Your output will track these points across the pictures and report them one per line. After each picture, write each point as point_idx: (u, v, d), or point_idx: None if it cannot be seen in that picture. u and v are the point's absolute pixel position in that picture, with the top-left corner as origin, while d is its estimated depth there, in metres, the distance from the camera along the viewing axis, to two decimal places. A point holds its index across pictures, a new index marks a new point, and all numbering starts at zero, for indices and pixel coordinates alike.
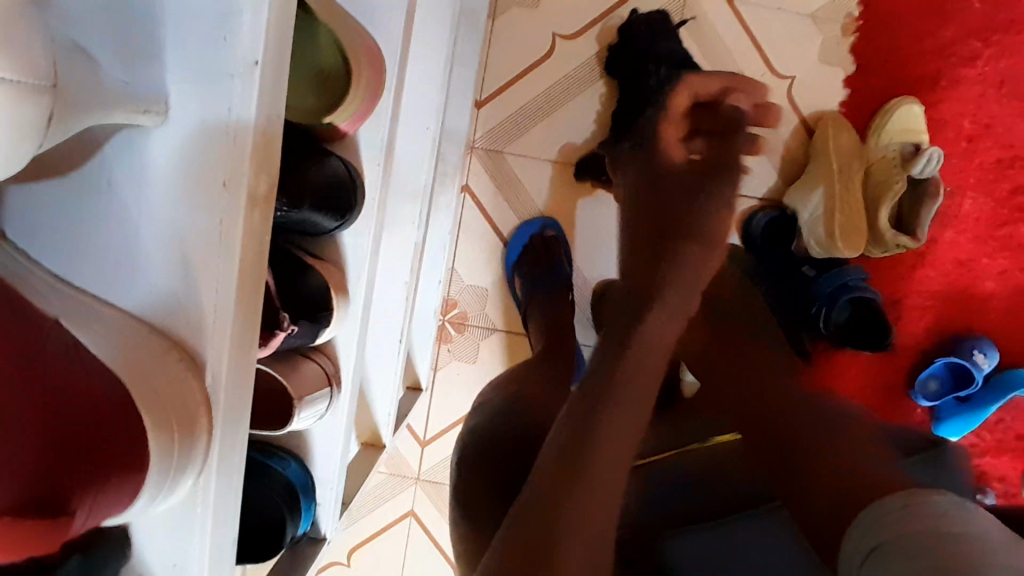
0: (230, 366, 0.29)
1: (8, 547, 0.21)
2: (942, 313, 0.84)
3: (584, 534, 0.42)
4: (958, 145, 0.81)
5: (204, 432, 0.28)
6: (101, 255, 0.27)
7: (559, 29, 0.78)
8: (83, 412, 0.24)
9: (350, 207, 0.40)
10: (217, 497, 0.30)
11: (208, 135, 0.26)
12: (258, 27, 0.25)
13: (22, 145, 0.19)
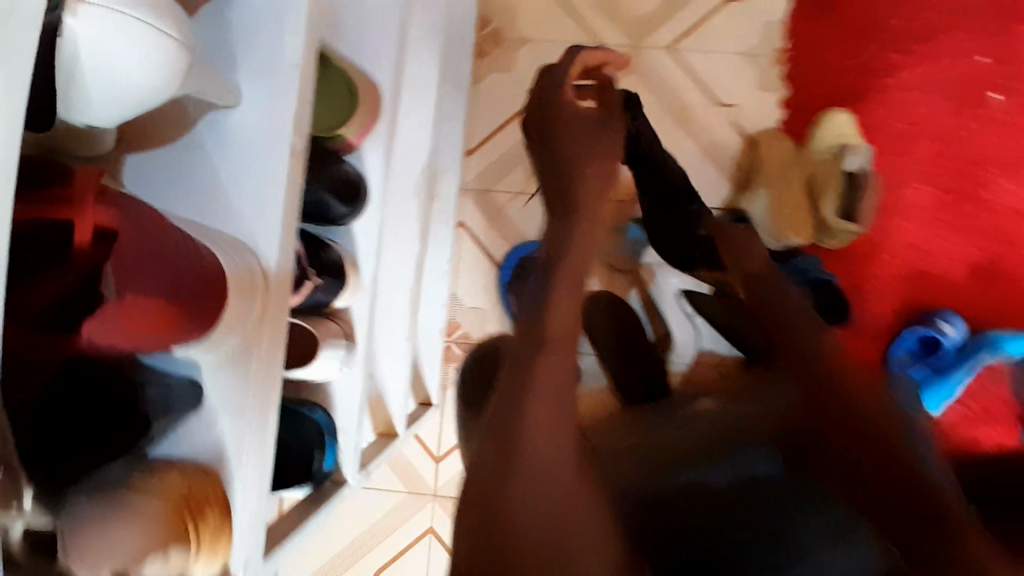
0: (277, 264, 0.39)
1: (132, 328, 0.32)
2: (903, 292, 0.94)
3: (541, 480, 0.37)
4: (891, 145, 0.93)
5: (259, 306, 0.38)
6: (190, 192, 0.39)
7: (531, 86, 0.94)
8: (182, 266, 0.34)
9: (358, 196, 0.52)
10: (266, 358, 0.39)
11: (262, 109, 0.38)
12: (298, 42, 0.38)
13: (165, 85, 0.31)
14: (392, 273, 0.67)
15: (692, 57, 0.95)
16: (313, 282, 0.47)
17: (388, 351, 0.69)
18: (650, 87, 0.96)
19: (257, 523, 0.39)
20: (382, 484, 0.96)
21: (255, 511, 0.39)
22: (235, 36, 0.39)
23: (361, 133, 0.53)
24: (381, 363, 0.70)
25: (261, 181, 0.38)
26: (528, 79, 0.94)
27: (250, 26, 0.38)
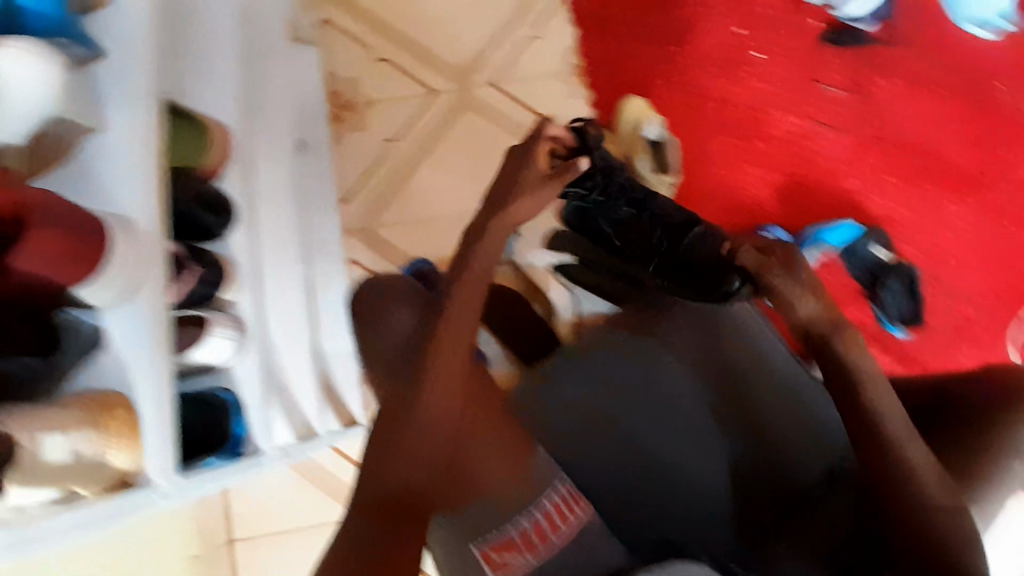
0: (154, 233, 0.51)
1: (45, 263, 0.43)
2: (729, 221, 1.16)
3: (403, 446, 0.62)
4: (685, 113, 1.17)
5: (139, 261, 0.49)
6: (82, 195, 0.52)
7: (386, 136, 1.13)
8: (78, 216, 0.45)
9: (224, 206, 0.64)
10: (153, 303, 0.50)
11: (125, 126, 0.52)
12: (145, 77, 0.54)
13: (44, 100, 0.47)
14: (281, 290, 0.78)
15: (509, 84, 1.15)
16: (196, 269, 0.58)
17: (292, 357, 0.78)
18: (484, 115, 1.14)
19: (165, 430, 0.49)
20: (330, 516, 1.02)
21: (162, 418, 0.49)
22: (99, 80, 0.53)
23: (218, 162, 0.66)
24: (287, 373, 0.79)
25: (130, 175, 0.52)
26: (381, 129, 1.13)
27: (110, 72, 0.54)
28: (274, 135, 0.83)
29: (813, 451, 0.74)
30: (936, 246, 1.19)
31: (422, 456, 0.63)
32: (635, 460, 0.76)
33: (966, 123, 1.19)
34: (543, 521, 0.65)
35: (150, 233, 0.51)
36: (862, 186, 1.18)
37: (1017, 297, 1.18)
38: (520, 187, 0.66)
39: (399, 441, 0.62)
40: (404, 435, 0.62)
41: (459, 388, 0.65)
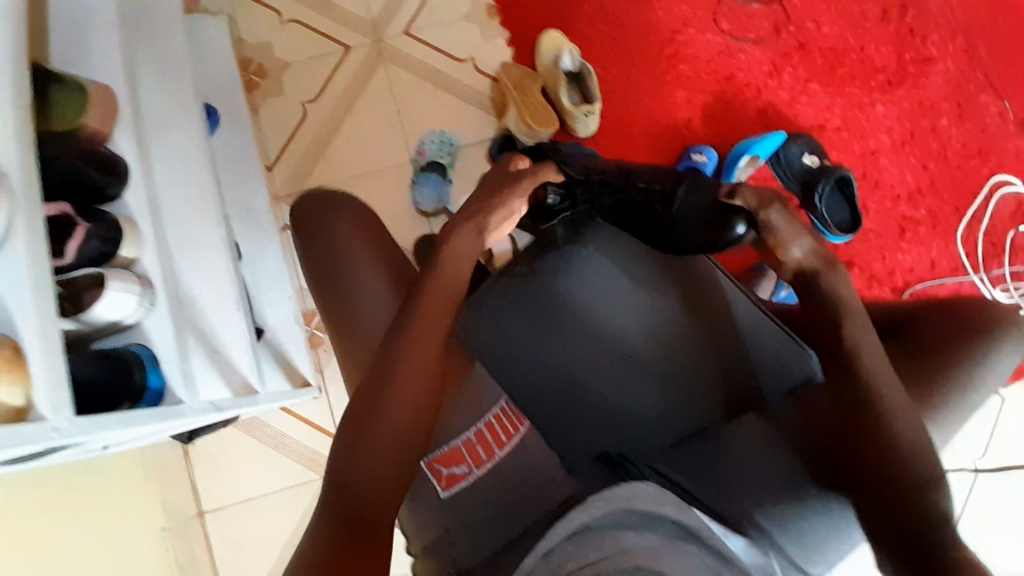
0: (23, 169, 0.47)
1: None
2: (659, 143, 1.14)
3: (374, 446, 0.56)
4: (605, 41, 1.16)
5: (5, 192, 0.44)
6: None
7: (304, 98, 1.13)
8: None
9: (117, 165, 0.64)
10: (27, 243, 0.45)
11: None
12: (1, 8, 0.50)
13: None
14: (202, 251, 0.78)
15: (425, 32, 1.15)
16: (85, 226, 0.58)
17: (220, 317, 0.78)
18: (400, 67, 1.14)
19: (57, 373, 0.44)
20: (296, 478, 1.05)
21: (50, 360, 0.44)
22: None
23: (105, 121, 0.65)
24: (220, 332, 0.77)
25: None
26: (300, 92, 1.13)
27: None
28: (177, 99, 0.82)
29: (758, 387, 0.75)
30: (864, 148, 1.21)
31: (391, 456, 0.57)
32: (584, 404, 0.76)
33: (880, 21, 1.23)
34: (486, 431, 0.68)
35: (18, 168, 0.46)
36: (787, 96, 1.19)
37: (944, 190, 1.21)
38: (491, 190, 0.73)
39: (369, 440, 0.57)
40: (375, 431, 0.57)
41: (429, 379, 0.61)
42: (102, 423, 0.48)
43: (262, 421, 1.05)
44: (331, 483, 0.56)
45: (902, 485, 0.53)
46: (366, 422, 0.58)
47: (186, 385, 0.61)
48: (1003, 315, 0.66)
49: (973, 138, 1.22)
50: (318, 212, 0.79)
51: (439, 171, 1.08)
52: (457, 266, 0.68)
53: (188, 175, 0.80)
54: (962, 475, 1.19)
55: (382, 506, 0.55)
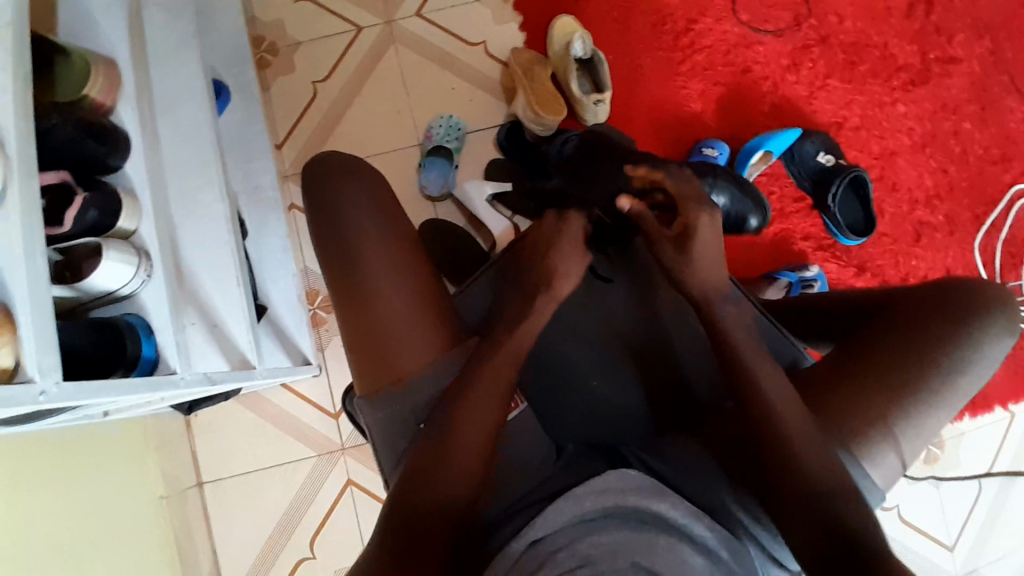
0: (19, 138, 0.48)
1: None
2: (668, 138, 1.14)
3: (451, 474, 0.60)
4: (618, 31, 1.15)
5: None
6: None
7: (315, 79, 1.13)
8: None
9: (119, 137, 0.65)
10: (21, 210, 0.46)
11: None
12: None
13: None
14: (203, 225, 0.78)
15: (437, 15, 1.14)
16: (82, 196, 0.60)
17: (218, 291, 0.78)
18: (411, 49, 1.13)
19: (44, 338, 0.46)
20: (293, 456, 1.06)
21: (37, 322, 0.46)
22: None
23: (109, 92, 0.66)
24: (218, 306, 0.77)
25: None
26: (310, 71, 1.13)
27: None
28: (183, 70, 0.82)
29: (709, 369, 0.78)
30: (881, 149, 1.18)
31: (452, 490, 0.60)
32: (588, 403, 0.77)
33: (905, 17, 1.19)
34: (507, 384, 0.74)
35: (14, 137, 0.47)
36: (804, 92, 1.17)
37: (965, 194, 1.17)
38: (546, 248, 0.76)
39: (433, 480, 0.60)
40: (442, 477, 0.60)
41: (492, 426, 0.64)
42: (89, 390, 0.49)
43: (262, 397, 1.07)
44: (400, 499, 0.60)
45: (817, 496, 0.58)
46: (434, 469, 0.60)
47: (179, 355, 0.64)
48: (996, 300, 0.68)
49: (997, 142, 1.18)
50: (327, 185, 0.72)
51: (445, 155, 1.07)
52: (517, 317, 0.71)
53: (191, 147, 0.79)
54: (963, 488, 1.16)
55: (453, 505, 0.59)
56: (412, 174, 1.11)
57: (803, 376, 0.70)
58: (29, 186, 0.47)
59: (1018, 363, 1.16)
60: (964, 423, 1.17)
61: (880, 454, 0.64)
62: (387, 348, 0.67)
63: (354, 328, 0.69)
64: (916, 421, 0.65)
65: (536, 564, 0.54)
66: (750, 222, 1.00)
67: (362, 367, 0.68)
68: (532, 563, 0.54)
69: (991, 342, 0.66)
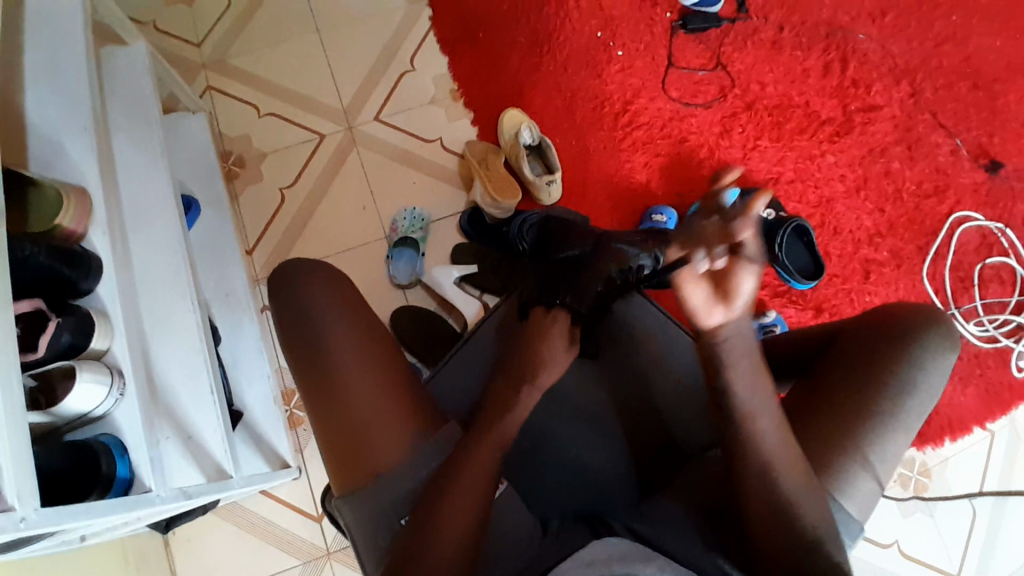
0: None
1: None
2: (619, 207, 1.21)
3: (438, 558, 0.61)
4: (563, 115, 1.25)
5: None
6: None
7: (282, 185, 1.19)
8: None
9: (90, 261, 0.68)
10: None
11: None
12: None
13: None
14: (175, 337, 0.79)
15: (394, 116, 1.23)
16: (55, 321, 0.61)
17: (192, 401, 0.78)
18: (371, 150, 1.21)
19: (20, 465, 0.47)
20: (277, 564, 1.02)
21: (14, 447, 0.46)
22: None
23: (81, 219, 0.69)
24: (192, 415, 0.77)
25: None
26: (276, 179, 1.19)
27: None
28: (155, 189, 0.86)
29: (689, 426, 0.80)
30: (819, 196, 1.27)
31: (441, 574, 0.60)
32: (569, 471, 0.78)
33: (822, 77, 1.32)
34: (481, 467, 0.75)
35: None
36: (738, 153, 1.27)
37: (905, 229, 1.25)
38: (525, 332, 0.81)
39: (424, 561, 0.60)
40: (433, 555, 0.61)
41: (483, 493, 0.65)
42: (67, 514, 0.49)
43: (242, 506, 1.04)
44: None
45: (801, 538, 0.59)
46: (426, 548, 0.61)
47: (153, 471, 0.63)
48: (929, 317, 0.73)
49: (927, 178, 1.28)
50: (287, 288, 0.75)
51: (411, 246, 1.12)
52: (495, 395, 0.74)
53: (162, 261, 0.82)
54: (957, 512, 1.16)
55: None
56: (379, 265, 1.15)
57: None
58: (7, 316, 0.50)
59: (986, 383, 1.19)
60: (947, 449, 1.18)
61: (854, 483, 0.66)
62: (362, 440, 0.68)
63: (329, 424, 0.69)
64: (878, 448, 0.67)
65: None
66: None
67: (339, 462, 0.69)
68: None
69: (932, 360, 0.70)
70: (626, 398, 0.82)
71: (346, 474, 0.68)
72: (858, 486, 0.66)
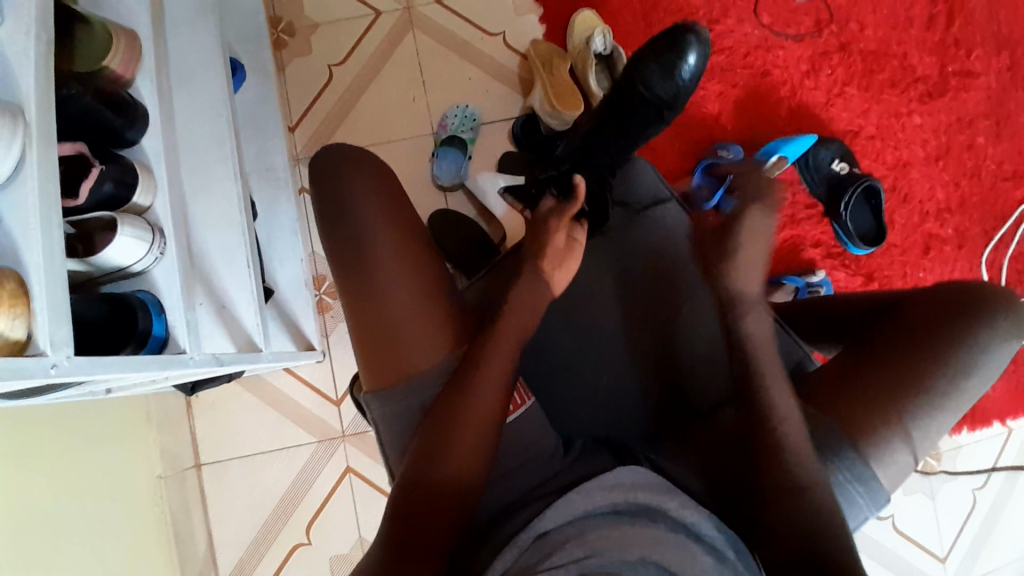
0: (39, 109, 0.48)
1: None
2: (680, 139, 1.14)
3: (457, 452, 0.62)
4: (639, 26, 1.14)
5: (19, 132, 0.45)
6: None
7: (331, 61, 1.11)
8: None
9: (136, 112, 0.64)
10: (41, 182, 0.46)
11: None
12: None
13: None
14: (218, 206, 0.77)
15: (457, 2, 1.13)
16: (98, 168, 0.59)
17: (228, 272, 0.77)
18: (428, 36, 1.12)
19: (58, 312, 0.46)
20: (294, 440, 1.06)
21: (50, 293, 0.45)
22: None
23: (128, 65, 0.65)
24: (226, 285, 0.77)
25: (17, 42, 0.48)
26: (327, 54, 1.12)
27: None
28: (202, 45, 0.81)
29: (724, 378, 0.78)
30: (897, 158, 1.18)
31: (462, 469, 0.61)
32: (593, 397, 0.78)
33: (926, 28, 1.18)
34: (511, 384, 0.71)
35: (34, 106, 0.47)
36: (822, 98, 1.17)
37: (976, 209, 1.17)
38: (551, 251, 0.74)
39: (437, 464, 0.61)
40: (440, 466, 0.61)
41: (495, 417, 0.64)
42: (100, 365, 0.49)
43: (263, 382, 1.07)
44: (410, 477, 0.61)
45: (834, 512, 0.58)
46: (437, 457, 0.61)
47: (188, 335, 0.64)
48: (999, 298, 0.69)
49: (1009, 159, 1.18)
50: (327, 170, 0.71)
51: (458, 145, 1.06)
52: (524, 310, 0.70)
53: (205, 123, 0.78)
54: (958, 498, 1.17)
55: (462, 477, 0.61)
56: (423, 163, 1.10)
57: (812, 376, 0.71)
58: (50, 160, 0.47)
59: (1018, 380, 1.16)
60: (964, 438, 1.17)
61: (892, 451, 0.65)
62: (391, 334, 0.67)
63: (358, 310, 0.68)
64: (921, 427, 0.66)
65: (542, 554, 0.55)
66: (689, 57, 0.84)
67: (364, 350, 0.68)
68: (537, 554, 0.55)
69: (995, 347, 0.67)
70: (660, 338, 0.79)
71: (372, 362, 0.68)
72: (896, 455, 0.65)
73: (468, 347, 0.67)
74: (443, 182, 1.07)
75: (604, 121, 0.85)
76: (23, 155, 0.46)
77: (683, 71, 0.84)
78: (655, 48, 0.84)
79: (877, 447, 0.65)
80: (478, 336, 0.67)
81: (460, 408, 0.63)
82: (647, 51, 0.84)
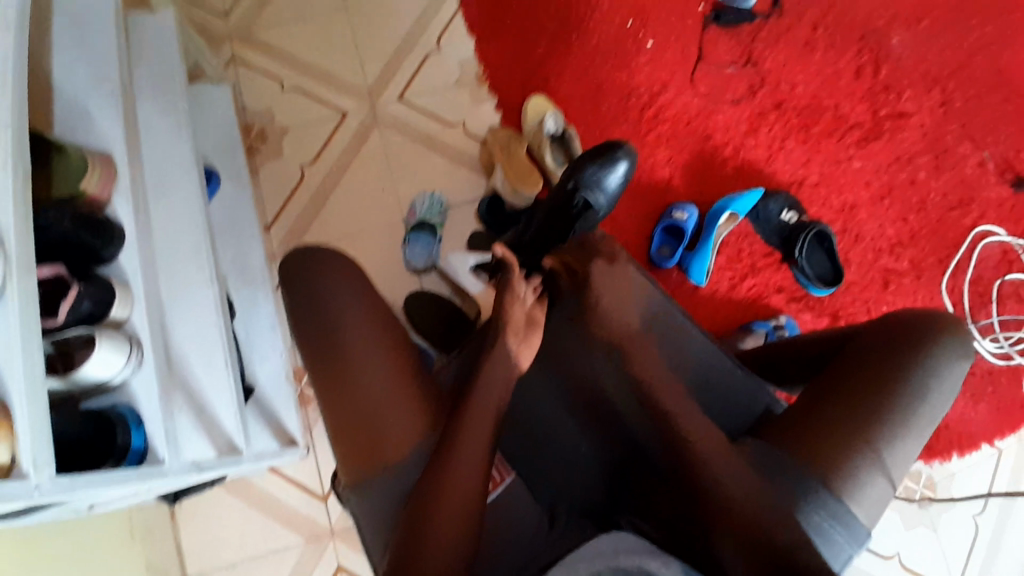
0: (19, 240, 0.50)
1: None
2: (638, 203, 1.21)
3: (444, 525, 0.62)
4: (588, 106, 1.23)
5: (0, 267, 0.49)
6: None
7: (303, 162, 1.18)
8: None
9: (113, 230, 0.68)
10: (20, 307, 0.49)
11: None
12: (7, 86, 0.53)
13: None
14: (196, 309, 0.80)
15: (418, 98, 1.22)
16: (77, 288, 0.62)
17: (206, 375, 0.78)
18: (393, 130, 1.20)
19: (40, 432, 0.47)
20: (280, 542, 1.04)
21: (33, 413, 0.47)
22: None
23: (105, 184, 0.69)
24: (206, 388, 0.78)
25: None
26: (298, 155, 1.19)
27: None
28: (178, 160, 0.86)
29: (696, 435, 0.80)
30: (844, 202, 1.25)
31: (450, 544, 0.61)
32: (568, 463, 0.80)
33: (854, 81, 1.29)
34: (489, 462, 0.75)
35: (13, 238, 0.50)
36: (764, 154, 1.25)
37: (928, 239, 1.23)
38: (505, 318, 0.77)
39: (424, 542, 0.61)
40: (428, 542, 0.61)
41: (477, 491, 0.65)
42: (81, 482, 0.50)
43: (249, 483, 1.06)
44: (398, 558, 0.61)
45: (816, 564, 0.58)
46: (425, 533, 0.61)
47: (168, 444, 0.64)
48: (941, 323, 0.72)
49: (952, 189, 1.25)
50: (297, 266, 0.74)
51: (428, 230, 1.12)
52: (494, 383, 0.72)
53: (182, 231, 0.82)
54: (961, 527, 1.16)
55: (449, 552, 0.61)
56: (396, 249, 1.15)
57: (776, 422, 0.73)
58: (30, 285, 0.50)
59: (997, 400, 1.18)
60: (955, 465, 1.18)
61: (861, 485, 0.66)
62: (368, 417, 0.68)
63: (334, 397, 0.70)
64: (886, 456, 0.67)
65: None
66: (620, 164, 1.01)
67: (342, 436, 0.69)
68: None
69: (944, 371, 0.70)
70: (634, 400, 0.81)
71: (352, 447, 0.69)
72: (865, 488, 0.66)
73: (447, 421, 0.69)
74: (415, 265, 1.12)
75: (552, 213, 0.98)
76: (4, 284, 0.49)
77: (613, 175, 1.00)
78: (590, 156, 1.00)
79: (847, 482, 0.66)
80: (455, 410, 0.70)
81: (442, 482, 0.64)
82: (585, 159, 1.00)
